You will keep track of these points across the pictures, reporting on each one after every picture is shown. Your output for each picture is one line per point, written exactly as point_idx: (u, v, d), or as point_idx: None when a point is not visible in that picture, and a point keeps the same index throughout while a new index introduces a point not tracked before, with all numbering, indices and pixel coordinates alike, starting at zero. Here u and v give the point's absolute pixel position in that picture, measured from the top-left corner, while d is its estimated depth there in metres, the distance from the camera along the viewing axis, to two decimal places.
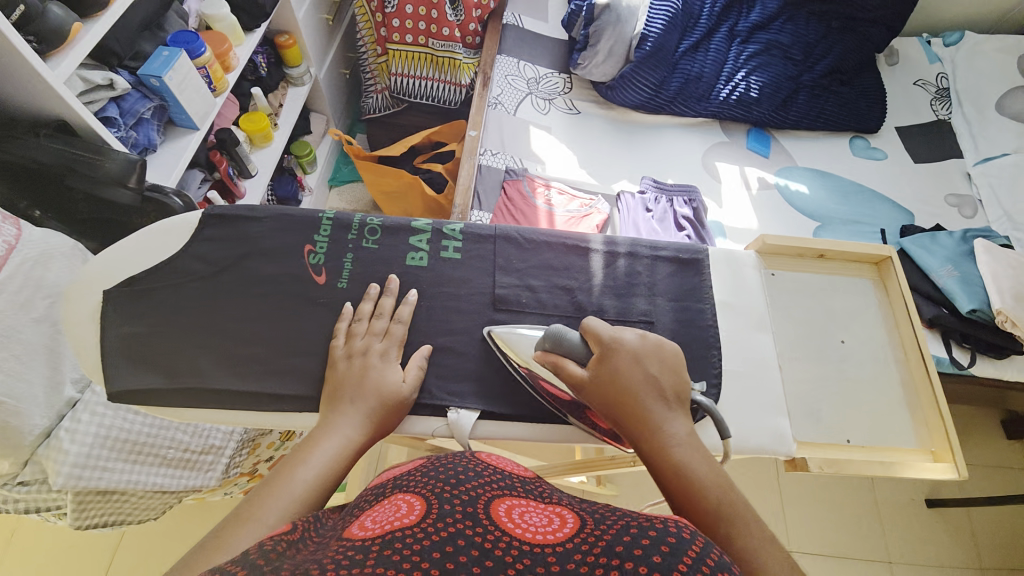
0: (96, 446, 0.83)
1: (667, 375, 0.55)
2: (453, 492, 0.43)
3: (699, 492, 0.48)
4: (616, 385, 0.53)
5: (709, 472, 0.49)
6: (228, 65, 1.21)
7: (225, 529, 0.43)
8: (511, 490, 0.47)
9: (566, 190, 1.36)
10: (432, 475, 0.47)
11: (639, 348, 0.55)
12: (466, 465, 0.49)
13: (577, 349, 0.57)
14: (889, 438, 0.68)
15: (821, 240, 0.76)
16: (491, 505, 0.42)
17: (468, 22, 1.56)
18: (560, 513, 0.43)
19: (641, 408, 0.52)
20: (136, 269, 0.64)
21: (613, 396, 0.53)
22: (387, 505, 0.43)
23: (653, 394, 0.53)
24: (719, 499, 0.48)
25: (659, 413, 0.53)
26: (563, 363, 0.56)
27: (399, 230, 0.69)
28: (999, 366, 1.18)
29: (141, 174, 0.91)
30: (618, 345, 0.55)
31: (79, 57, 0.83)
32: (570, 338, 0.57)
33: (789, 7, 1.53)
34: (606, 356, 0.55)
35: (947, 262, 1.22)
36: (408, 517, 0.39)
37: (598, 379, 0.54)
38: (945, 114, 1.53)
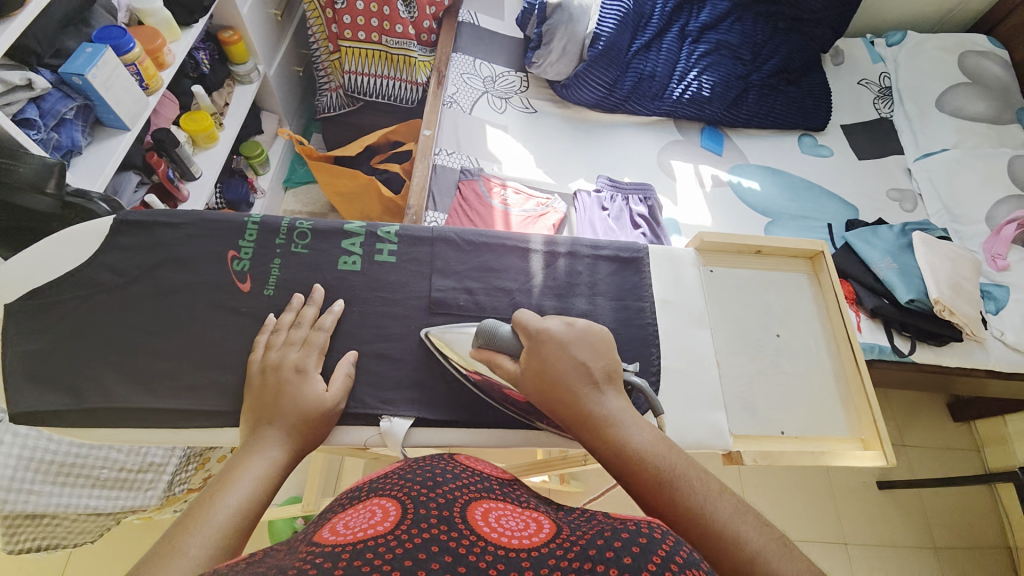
0: (19, 468, 0.79)
1: (595, 358, 0.55)
2: (430, 495, 0.40)
3: (640, 463, 0.48)
4: (546, 372, 0.53)
5: (646, 439, 0.50)
6: (162, 61, 1.15)
7: (144, 569, 0.38)
8: (488, 493, 0.45)
9: (522, 189, 1.35)
10: (409, 476, 0.44)
11: (566, 336, 0.55)
12: (444, 465, 0.47)
13: (509, 344, 0.56)
14: (821, 428, 0.70)
15: (758, 237, 0.78)
16: (469, 509, 0.40)
17: (423, 19, 1.53)
18: (536, 518, 0.42)
19: (571, 394, 0.52)
20: (39, 281, 0.60)
21: (544, 385, 0.53)
22: (359, 509, 0.40)
23: (582, 378, 0.53)
24: (658, 464, 0.48)
25: (592, 398, 0.52)
26: (496, 358, 0.56)
27: (331, 234, 0.67)
28: (938, 354, 1.23)
29: (60, 178, 0.86)
30: (545, 335, 0.55)
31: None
32: (500, 331, 0.57)
33: (738, 7, 1.57)
34: (536, 346, 0.55)
35: (887, 255, 1.27)
36: (381, 525, 0.36)
37: (529, 370, 0.54)
38: (887, 112, 1.59)
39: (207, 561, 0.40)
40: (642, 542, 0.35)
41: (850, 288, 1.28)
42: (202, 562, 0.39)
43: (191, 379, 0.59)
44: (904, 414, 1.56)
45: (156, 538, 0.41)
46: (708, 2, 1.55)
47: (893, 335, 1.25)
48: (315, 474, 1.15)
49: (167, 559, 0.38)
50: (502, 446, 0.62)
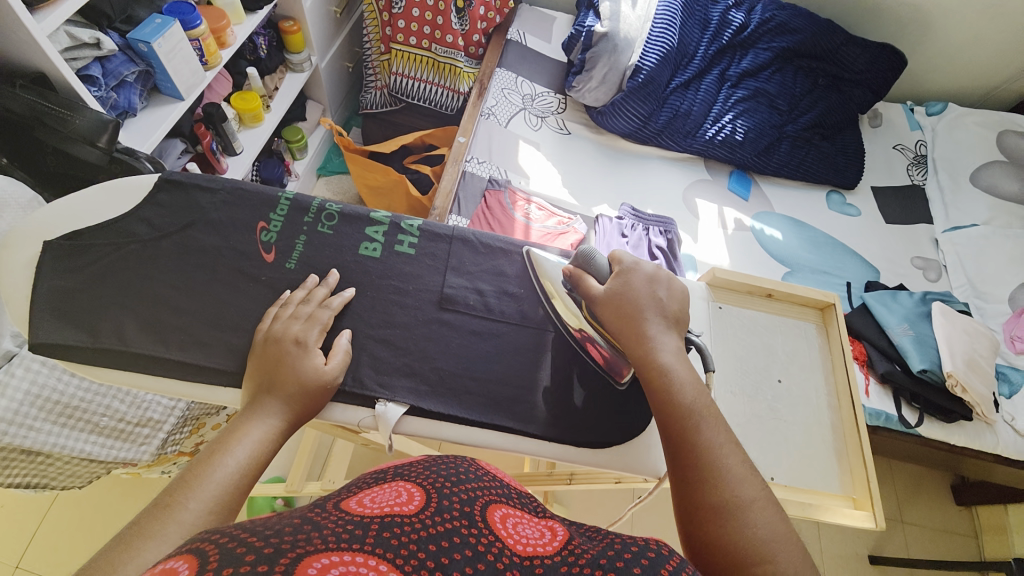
0: (25, 404, 0.80)
1: (673, 299, 0.61)
2: (453, 488, 0.44)
3: (678, 392, 0.53)
4: (628, 297, 0.59)
5: (692, 382, 0.54)
6: (223, 41, 1.21)
7: (144, 518, 0.42)
8: (505, 498, 0.48)
9: (546, 206, 1.37)
10: (435, 469, 0.47)
11: (654, 274, 0.62)
12: (466, 466, 0.50)
13: (601, 269, 0.62)
14: (815, 482, 0.70)
15: (770, 280, 0.78)
16: (487, 509, 0.43)
17: (472, 33, 1.60)
18: (551, 528, 0.45)
19: (644, 320, 0.58)
20: (82, 225, 0.64)
21: (621, 306, 0.59)
22: (386, 489, 0.44)
23: (657, 311, 0.59)
24: (693, 405, 0.53)
25: (657, 329, 0.58)
26: (583, 277, 0.62)
27: (356, 219, 0.70)
28: (946, 429, 1.20)
29: (112, 135, 0.89)
30: (636, 268, 0.62)
31: (65, 13, 0.84)
32: (598, 259, 0.62)
33: (780, 58, 1.59)
34: (625, 275, 0.61)
35: (904, 321, 1.25)
36: (407, 506, 0.40)
37: (612, 291, 0.60)
38: (920, 180, 1.58)
39: (206, 517, 0.44)
40: (650, 555, 0.37)
41: (863, 349, 1.26)
42: (201, 517, 0.43)
43: (203, 336, 0.61)
44: (903, 486, 1.51)
45: (160, 491, 0.44)
46: (751, 50, 1.58)
47: (902, 404, 1.22)
48: (303, 456, 1.16)
49: (169, 514, 0.42)
50: (491, 448, 0.63)
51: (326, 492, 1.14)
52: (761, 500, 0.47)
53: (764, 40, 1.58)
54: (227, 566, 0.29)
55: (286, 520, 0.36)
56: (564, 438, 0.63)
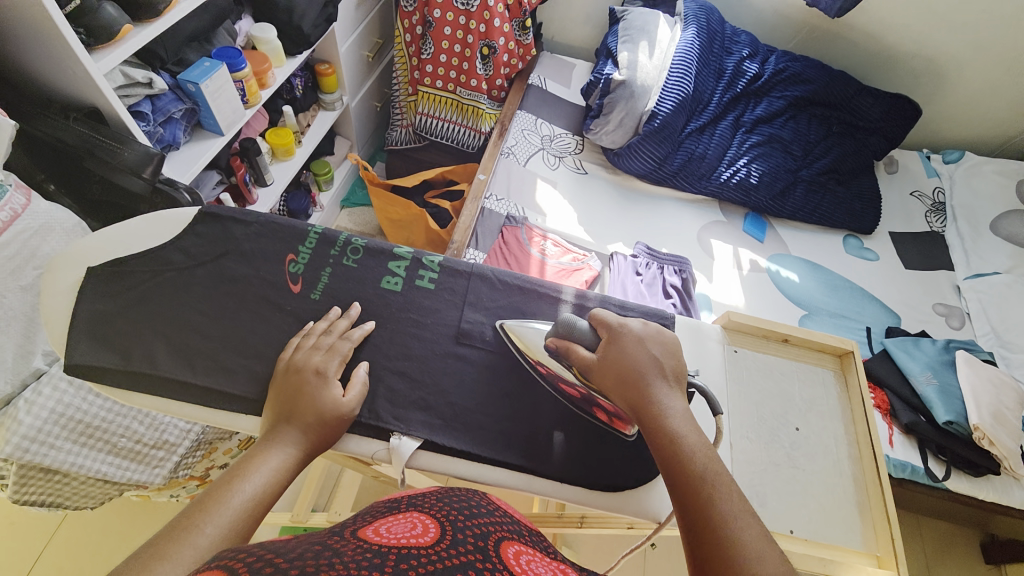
0: (48, 422, 0.82)
1: (670, 356, 0.61)
2: (465, 524, 0.45)
3: (688, 457, 0.53)
4: (623, 360, 0.59)
5: (701, 443, 0.54)
6: (264, 83, 1.29)
7: (161, 539, 0.43)
8: (516, 535, 0.49)
9: (562, 243, 1.40)
10: (448, 503, 0.49)
11: (642, 333, 0.62)
12: (478, 500, 0.52)
13: (588, 337, 0.63)
14: (836, 536, 0.67)
15: (786, 325, 0.78)
16: (500, 545, 0.44)
17: (495, 77, 1.68)
18: (564, 571, 0.45)
19: (643, 382, 0.57)
20: (124, 253, 0.68)
21: (618, 370, 0.59)
22: (402, 519, 0.45)
23: (656, 371, 0.59)
24: (705, 470, 0.52)
25: (659, 390, 0.57)
26: (571, 347, 0.62)
27: (380, 254, 0.73)
28: (975, 485, 1.15)
29: (156, 168, 0.94)
30: (624, 329, 0.62)
31: (122, 54, 0.91)
32: (579, 325, 0.63)
33: (794, 106, 1.63)
34: (615, 338, 0.62)
35: (927, 369, 1.22)
36: (423, 537, 0.41)
37: (605, 359, 0.60)
38: (940, 226, 1.58)
39: (220, 542, 0.44)
40: None
41: (885, 398, 1.23)
42: (216, 542, 0.44)
43: (228, 362, 0.63)
44: (930, 544, 1.43)
45: (178, 513, 0.45)
46: (765, 98, 1.63)
47: (928, 456, 1.18)
48: (311, 485, 1.16)
49: (186, 537, 0.43)
50: (502, 485, 0.62)
51: (332, 523, 1.13)
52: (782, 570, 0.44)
53: (777, 89, 1.63)
54: None
55: (309, 543, 0.37)
56: (576, 479, 0.62)
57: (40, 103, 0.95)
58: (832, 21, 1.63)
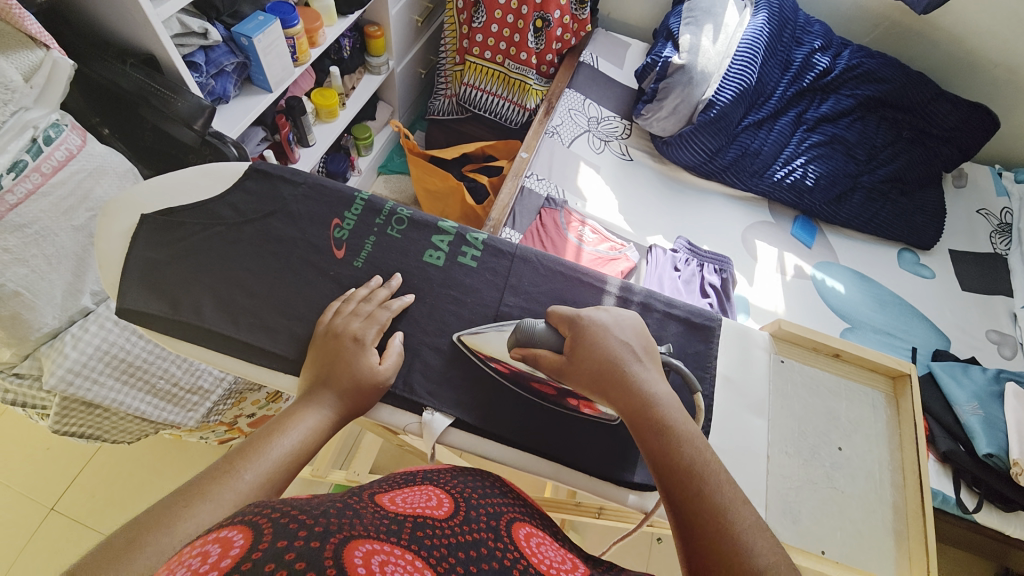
0: (93, 358, 0.85)
1: (638, 337, 0.59)
2: (479, 501, 0.46)
3: (675, 448, 0.49)
4: (597, 352, 0.56)
5: (688, 432, 0.51)
6: (315, 41, 1.28)
7: (205, 480, 0.44)
8: (527, 518, 0.49)
9: (600, 230, 1.36)
10: (462, 481, 0.49)
11: (606, 321, 0.60)
12: (492, 483, 0.51)
13: (551, 336, 0.60)
14: (869, 563, 0.64)
15: (840, 340, 0.74)
16: (511, 526, 0.44)
17: (547, 52, 1.63)
18: (572, 559, 0.45)
19: (624, 374, 0.54)
20: (176, 202, 0.68)
21: (594, 366, 0.55)
22: (418, 491, 0.45)
23: (630, 359, 0.56)
24: (693, 463, 0.48)
25: (638, 378, 0.54)
26: (538, 348, 0.59)
27: (425, 226, 0.71)
28: (1006, 521, 1.09)
29: (207, 120, 0.95)
30: (586, 320, 0.59)
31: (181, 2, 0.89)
32: (538, 326, 0.60)
33: (862, 106, 1.53)
34: (582, 330, 0.59)
35: (974, 398, 1.15)
36: (437, 510, 0.41)
37: (578, 353, 0.57)
38: (1003, 249, 1.47)
39: (256, 490, 0.45)
40: None
41: (925, 423, 1.17)
42: (252, 490, 0.45)
43: (271, 322, 0.63)
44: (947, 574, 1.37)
45: (219, 458, 0.46)
46: (832, 95, 1.53)
47: (961, 487, 1.11)
48: (331, 445, 1.19)
49: (225, 480, 0.44)
50: (528, 473, 0.61)
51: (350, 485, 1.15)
52: (784, 561, 0.42)
53: (847, 87, 1.53)
54: (286, 535, 0.30)
55: (330, 501, 0.37)
56: (608, 475, 0.61)
57: (96, 44, 0.95)
58: (917, 17, 1.51)
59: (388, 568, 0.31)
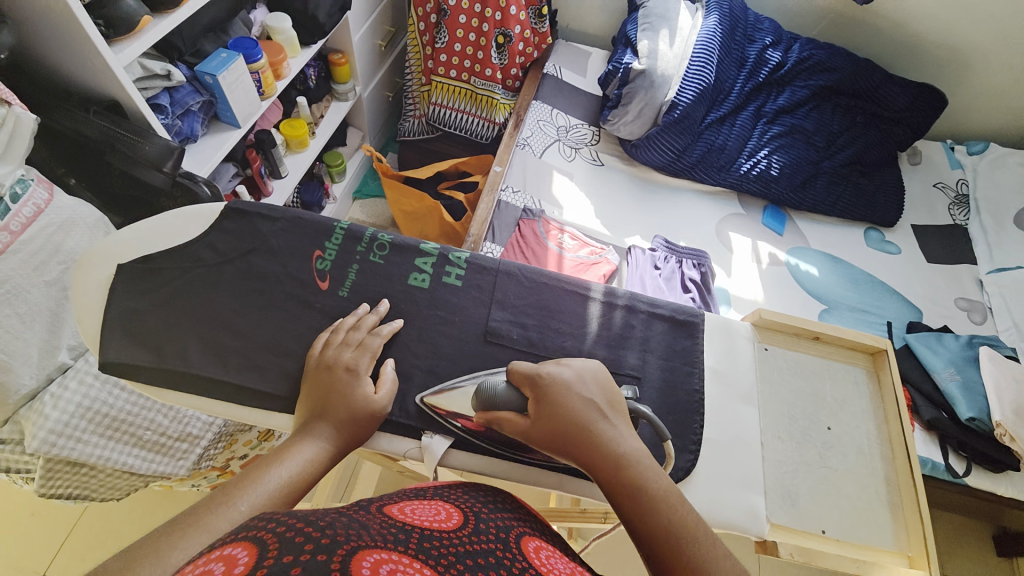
0: (75, 416, 0.83)
1: (602, 390, 0.59)
2: (488, 515, 0.46)
3: (652, 511, 0.51)
4: (563, 415, 0.55)
5: (661, 491, 0.52)
6: (280, 73, 1.28)
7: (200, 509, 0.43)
8: (537, 532, 0.49)
9: (579, 236, 1.38)
10: (472, 497, 0.50)
11: (567, 377, 0.58)
12: (501, 498, 0.52)
13: (512, 399, 0.58)
14: (869, 537, 0.66)
15: (818, 323, 0.77)
16: (521, 539, 0.45)
17: (510, 67, 1.66)
18: (581, 572, 0.45)
19: (593, 438, 0.54)
20: (153, 249, 0.67)
21: (561, 431, 0.55)
22: (428, 504, 0.46)
23: (598, 419, 0.55)
24: (671, 523, 0.50)
25: (608, 440, 0.54)
26: (502, 415, 0.57)
27: (407, 250, 0.72)
28: (994, 481, 1.13)
29: (177, 161, 0.95)
30: (547, 379, 0.57)
31: (142, 46, 0.89)
32: (498, 389, 0.58)
33: (816, 96, 1.60)
34: (544, 392, 0.57)
35: (950, 365, 1.20)
36: (447, 522, 0.42)
37: (543, 419, 0.55)
38: (962, 220, 1.54)
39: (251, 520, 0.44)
40: None
41: (908, 394, 1.21)
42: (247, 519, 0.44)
43: (260, 360, 0.62)
44: (946, 538, 1.41)
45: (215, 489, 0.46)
46: (788, 87, 1.59)
47: (948, 453, 1.15)
48: (330, 477, 1.17)
49: (220, 508, 0.43)
50: (533, 484, 0.62)
51: None
52: None
53: (800, 78, 1.59)
54: (294, 543, 0.31)
55: (339, 512, 0.38)
56: None
57: (58, 94, 0.93)
58: (858, 8, 1.59)
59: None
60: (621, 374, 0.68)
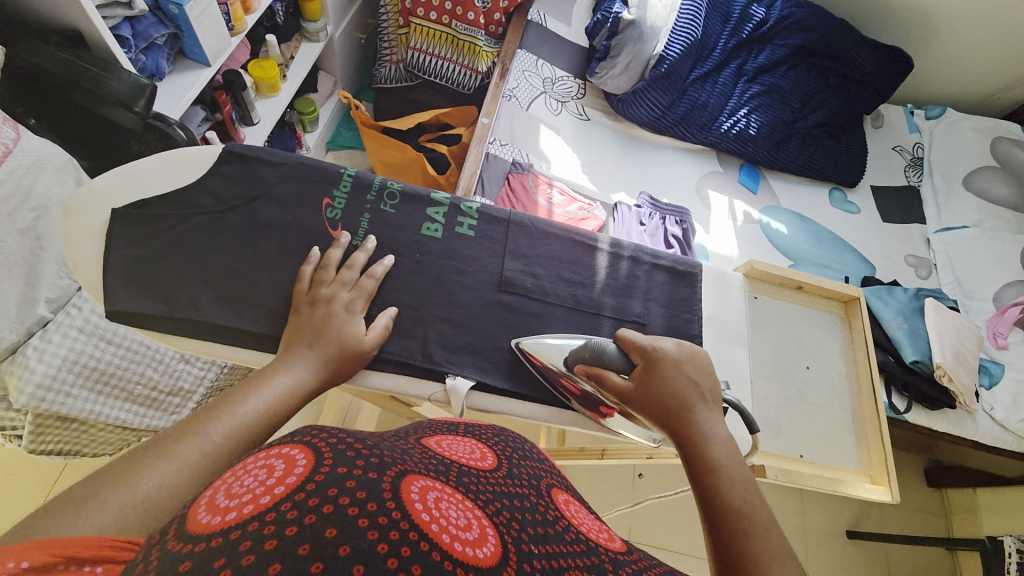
0: (62, 370, 0.80)
1: (704, 377, 0.60)
2: (519, 462, 0.47)
3: (725, 486, 0.50)
4: (660, 388, 0.57)
5: (742, 474, 0.51)
6: (249, 7, 1.18)
7: (170, 435, 0.42)
8: (560, 484, 0.51)
9: (567, 192, 1.39)
10: (504, 440, 0.51)
11: (677, 355, 0.60)
12: (529, 446, 0.53)
13: (619, 361, 0.60)
14: (839, 460, 0.76)
15: (802, 274, 0.83)
16: (550, 490, 0.46)
17: (494, 11, 1.59)
18: (606, 528, 0.45)
19: (684, 411, 0.56)
20: (148, 194, 0.63)
21: (655, 400, 0.57)
22: (462, 442, 0.47)
23: (697, 397, 0.57)
24: (744, 502, 0.48)
25: (699, 416, 0.56)
26: (604, 373, 0.59)
27: (418, 199, 0.71)
28: (931, 417, 1.27)
29: (148, 100, 0.86)
30: (660, 353, 0.60)
31: None
32: (609, 350, 0.60)
33: (795, 56, 1.63)
34: (651, 361, 0.60)
35: (899, 314, 1.33)
36: (482, 461, 0.44)
37: (641, 386, 0.58)
38: (916, 181, 1.65)
39: (227, 449, 0.43)
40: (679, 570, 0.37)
41: None
42: (223, 450, 0.43)
43: (278, 309, 0.62)
44: None
45: (190, 414, 0.45)
46: (768, 46, 1.61)
47: (892, 392, 1.30)
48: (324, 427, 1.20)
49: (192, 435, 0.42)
50: (551, 422, 0.66)
51: None
52: None
53: (780, 37, 1.61)
54: (342, 467, 0.29)
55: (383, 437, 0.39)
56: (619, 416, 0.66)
57: (14, 25, 0.85)
58: None
59: (443, 504, 0.32)
60: (627, 321, 0.72)
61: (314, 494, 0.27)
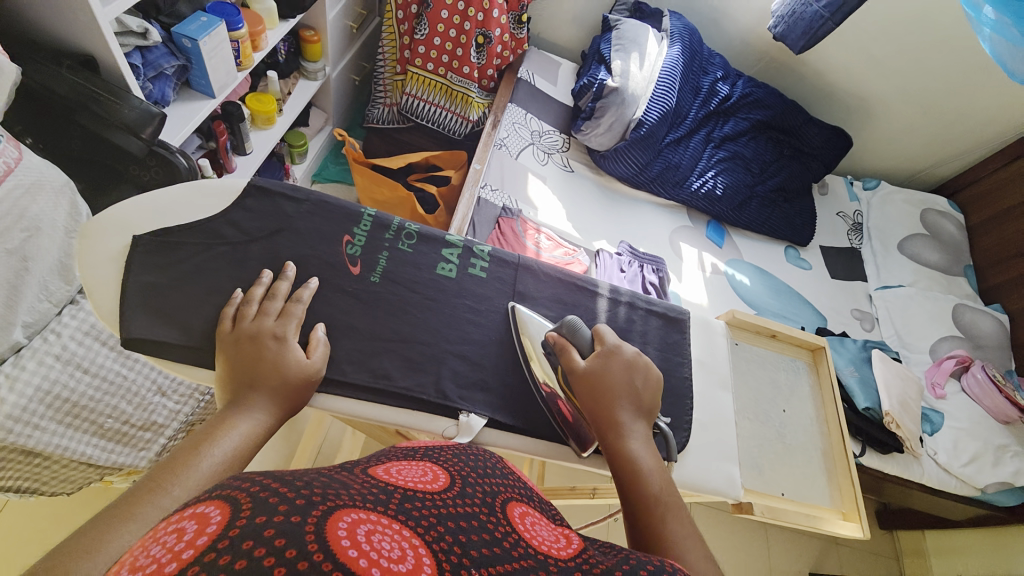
0: (34, 400, 0.77)
1: (649, 389, 0.63)
2: (475, 479, 0.44)
3: (643, 481, 0.55)
4: (604, 377, 0.62)
5: (656, 468, 0.57)
6: (257, 45, 1.21)
7: (128, 499, 0.41)
8: (525, 499, 0.48)
9: (554, 238, 1.47)
10: (462, 458, 0.48)
11: (632, 359, 0.64)
12: (492, 462, 0.50)
13: (584, 344, 0.65)
14: (816, 498, 0.82)
15: (776, 323, 0.91)
16: (507, 505, 0.43)
17: (487, 67, 1.70)
18: (567, 535, 0.43)
19: (617, 406, 0.60)
20: (171, 221, 0.64)
21: (595, 387, 0.61)
22: (414, 465, 0.44)
23: (631, 401, 0.61)
24: (659, 493, 0.55)
25: (628, 418, 0.60)
26: (568, 348, 0.64)
27: (434, 240, 0.75)
28: (883, 460, 1.37)
29: (157, 128, 0.87)
30: (618, 351, 0.65)
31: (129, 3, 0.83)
32: (582, 332, 0.66)
33: (755, 128, 1.82)
34: (606, 355, 0.64)
35: (850, 363, 1.45)
36: (433, 483, 0.40)
37: (591, 370, 0.62)
38: (858, 243, 1.84)
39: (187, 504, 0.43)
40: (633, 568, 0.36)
41: None
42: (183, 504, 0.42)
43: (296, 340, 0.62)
44: None
45: (145, 475, 0.43)
46: (732, 118, 1.80)
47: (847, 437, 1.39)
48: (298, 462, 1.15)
49: (151, 498, 0.41)
50: (557, 459, 0.68)
51: None
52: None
53: (743, 111, 1.81)
54: (260, 516, 0.27)
55: (315, 470, 0.35)
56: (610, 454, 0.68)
57: (25, 44, 0.86)
58: (790, 55, 1.84)
59: (375, 538, 0.30)
60: None
61: (228, 550, 0.26)
